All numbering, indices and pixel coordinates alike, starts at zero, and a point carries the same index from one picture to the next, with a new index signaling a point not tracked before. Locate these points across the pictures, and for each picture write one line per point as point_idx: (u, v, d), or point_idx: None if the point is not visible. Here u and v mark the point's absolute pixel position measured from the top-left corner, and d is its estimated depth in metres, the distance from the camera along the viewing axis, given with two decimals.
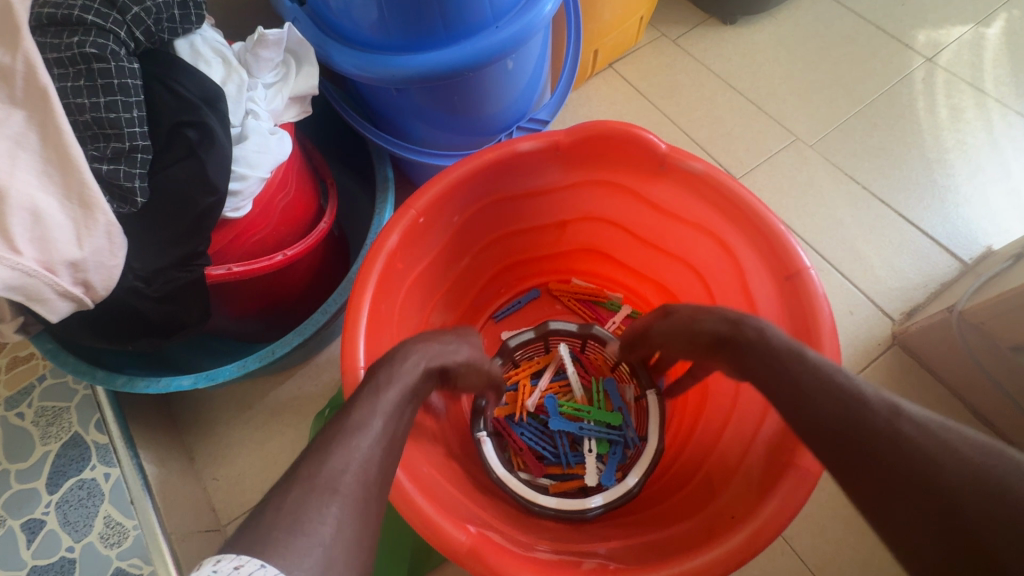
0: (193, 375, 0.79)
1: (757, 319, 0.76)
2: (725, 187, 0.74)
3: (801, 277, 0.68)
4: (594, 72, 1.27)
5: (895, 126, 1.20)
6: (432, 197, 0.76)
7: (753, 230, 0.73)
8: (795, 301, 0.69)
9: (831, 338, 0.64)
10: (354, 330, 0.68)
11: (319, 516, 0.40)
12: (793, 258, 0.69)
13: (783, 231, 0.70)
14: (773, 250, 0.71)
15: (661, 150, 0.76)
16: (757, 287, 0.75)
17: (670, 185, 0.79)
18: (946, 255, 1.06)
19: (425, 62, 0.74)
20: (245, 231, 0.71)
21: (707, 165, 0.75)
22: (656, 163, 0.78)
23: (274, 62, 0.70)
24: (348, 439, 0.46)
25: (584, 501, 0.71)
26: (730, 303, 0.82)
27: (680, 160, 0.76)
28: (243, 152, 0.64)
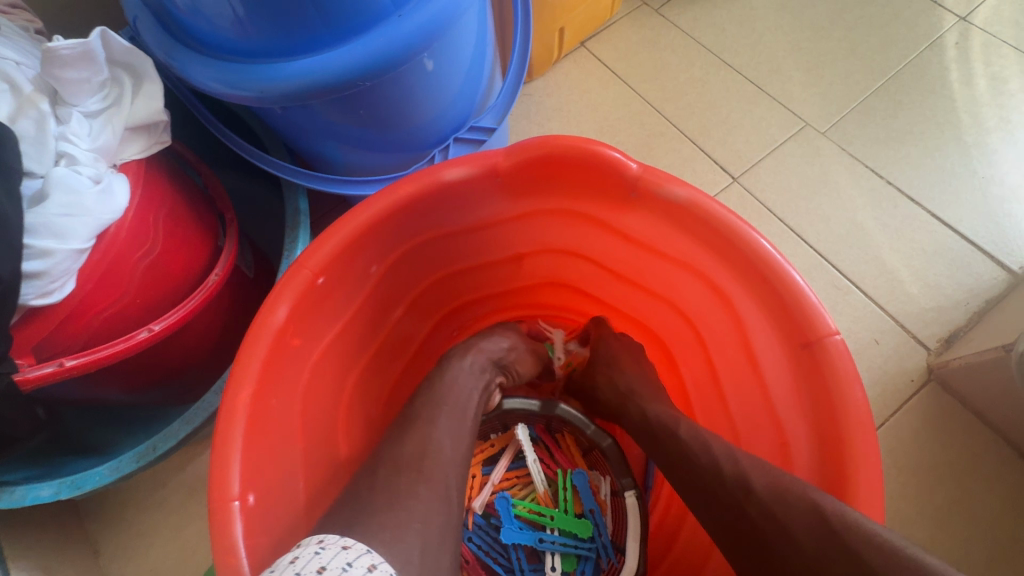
0: (55, 483, 0.63)
1: (763, 386, 0.61)
2: (725, 222, 0.56)
3: (823, 345, 0.53)
4: (561, 54, 1.06)
5: (924, 103, 1.00)
6: (335, 249, 0.56)
7: (757, 278, 0.56)
8: (814, 374, 0.54)
9: (863, 428, 0.50)
10: (228, 446, 0.50)
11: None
12: (814, 322, 0.53)
13: (797, 281, 0.54)
14: (791, 310, 0.54)
15: (633, 172, 0.58)
16: (762, 347, 0.59)
17: (648, 216, 0.62)
18: (990, 264, 0.87)
19: (308, 71, 0.55)
20: (82, 311, 0.54)
21: (693, 192, 0.57)
22: (627, 189, 0.60)
23: (93, 82, 0.51)
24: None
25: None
26: (728, 360, 0.65)
27: (657, 184, 0.58)
28: (42, 218, 0.46)
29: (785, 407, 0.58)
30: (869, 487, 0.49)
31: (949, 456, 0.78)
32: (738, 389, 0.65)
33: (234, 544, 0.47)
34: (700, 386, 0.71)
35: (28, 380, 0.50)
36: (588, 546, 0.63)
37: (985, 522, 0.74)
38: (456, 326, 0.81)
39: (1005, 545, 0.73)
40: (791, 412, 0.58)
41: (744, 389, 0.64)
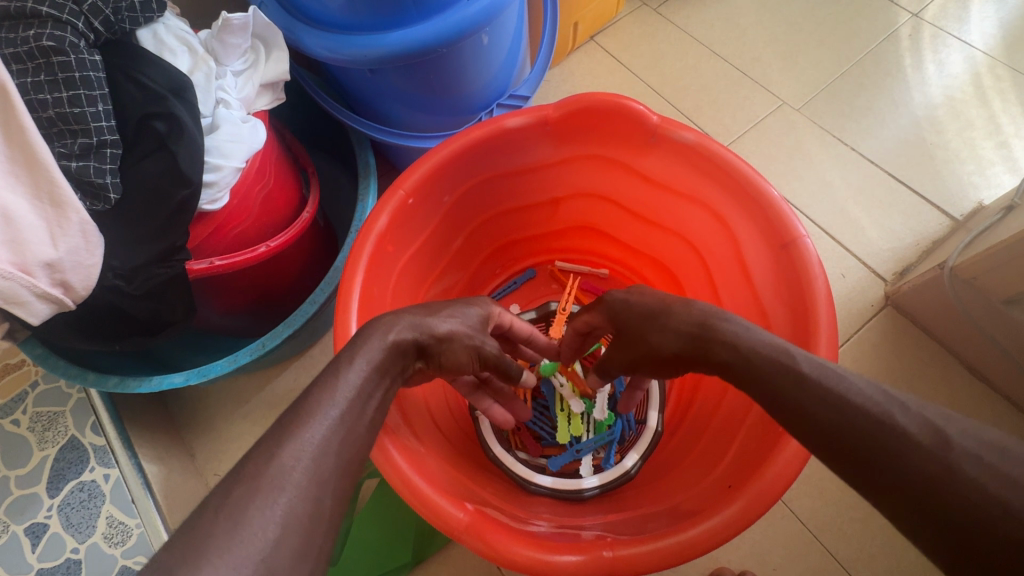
0: (184, 372, 0.79)
1: (754, 293, 0.75)
2: (716, 154, 0.73)
3: (796, 245, 0.67)
4: (575, 46, 1.25)
5: (882, 84, 1.19)
6: (420, 177, 0.75)
7: (747, 201, 0.72)
8: (790, 271, 0.68)
9: (827, 306, 0.64)
10: (347, 313, 0.68)
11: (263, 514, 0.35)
12: (788, 228, 0.68)
13: (778, 199, 0.69)
14: (770, 220, 0.70)
15: (651, 121, 0.75)
16: (753, 259, 0.74)
17: (661, 157, 0.79)
18: (937, 213, 1.05)
19: (398, 41, 0.72)
20: (226, 223, 0.70)
21: (699, 135, 0.74)
22: (647, 135, 0.77)
23: (242, 48, 0.68)
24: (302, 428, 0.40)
25: (579, 482, 0.72)
26: (725, 275, 0.80)
27: (670, 130, 0.75)
28: (215, 142, 0.63)
29: (770, 306, 0.72)
30: (827, 348, 0.62)
31: (902, 364, 0.95)
32: (735, 302, 0.80)
33: None
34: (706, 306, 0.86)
35: (195, 270, 0.67)
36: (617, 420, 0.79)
37: None
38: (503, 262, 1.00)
39: None
40: (773, 309, 0.72)
41: (740, 300, 0.79)
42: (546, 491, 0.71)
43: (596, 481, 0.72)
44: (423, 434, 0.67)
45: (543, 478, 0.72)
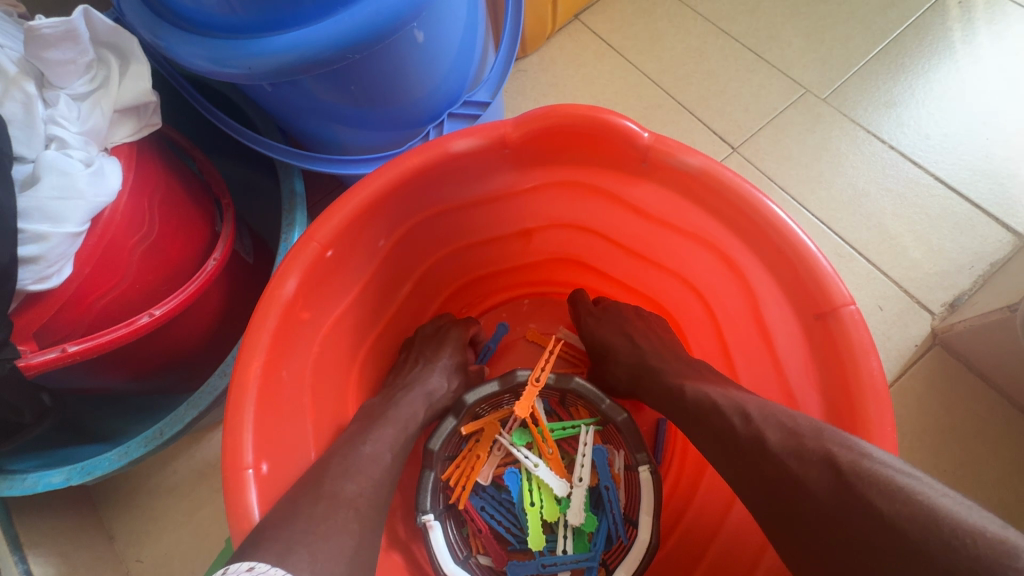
0: (66, 469, 0.64)
1: (778, 366, 0.60)
2: (731, 187, 0.56)
3: (837, 316, 0.53)
4: (556, 28, 1.05)
5: (926, 65, 0.98)
6: (341, 223, 0.57)
7: (770, 249, 0.56)
8: (829, 346, 0.54)
9: (879, 401, 0.50)
10: (241, 415, 0.52)
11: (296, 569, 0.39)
12: (831, 293, 0.53)
13: (810, 249, 0.54)
14: (805, 281, 0.55)
15: (643, 142, 0.58)
16: (776, 321, 0.59)
17: (658, 186, 0.61)
18: (995, 226, 0.87)
19: (296, 45, 0.53)
20: (80, 297, 0.54)
21: (705, 160, 0.57)
22: (639, 159, 0.60)
23: (81, 64, 0.50)
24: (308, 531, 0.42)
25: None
26: (740, 336, 0.65)
27: (670, 154, 0.58)
28: (35, 202, 0.46)
29: (798, 381, 0.58)
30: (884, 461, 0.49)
31: (955, 419, 0.78)
32: (750, 365, 0.64)
33: (247, 510, 0.49)
34: (712, 363, 0.70)
35: (31, 365, 0.51)
36: (601, 522, 0.66)
37: (991, 484, 0.75)
38: (467, 303, 0.82)
39: (1012, 507, 0.74)
40: (804, 391, 0.57)
41: (758, 366, 0.63)
42: None
43: None
44: None
45: None
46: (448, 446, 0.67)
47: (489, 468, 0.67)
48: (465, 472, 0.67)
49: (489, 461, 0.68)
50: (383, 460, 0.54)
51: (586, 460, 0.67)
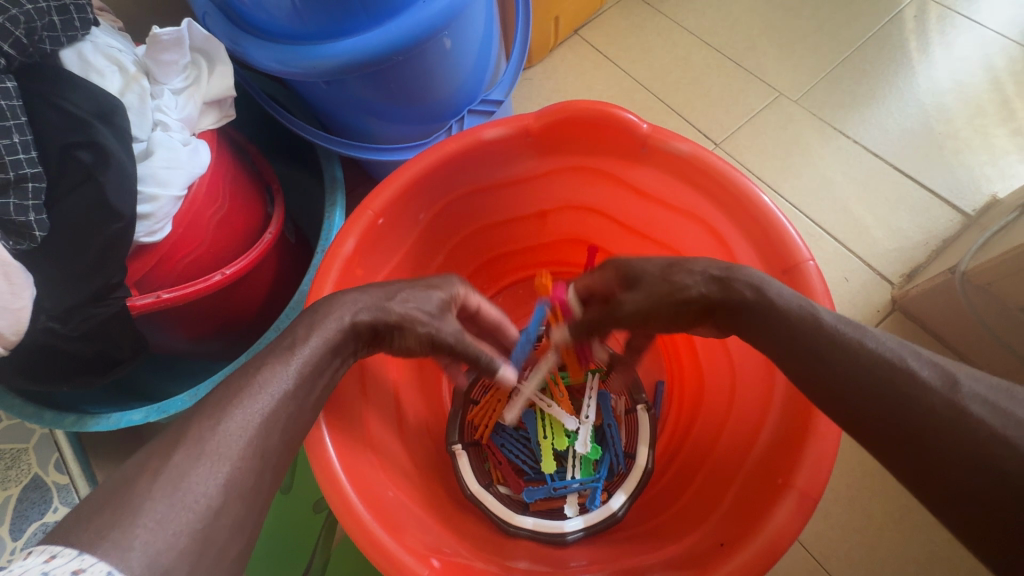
0: (144, 408, 0.75)
1: None
2: (713, 166, 0.68)
3: (801, 270, 0.62)
4: (559, 42, 1.18)
5: (886, 70, 1.11)
6: (391, 196, 0.69)
7: (747, 219, 0.67)
8: None
9: None
10: None
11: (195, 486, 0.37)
12: (793, 250, 0.63)
13: (782, 221, 0.64)
14: (772, 241, 0.65)
15: (641, 130, 0.69)
16: None
17: (654, 169, 0.73)
18: (947, 208, 0.98)
19: (351, 49, 0.65)
20: (172, 254, 0.65)
21: (694, 146, 0.68)
22: (638, 145, 0.71)
23: (179, 64, 0.64)
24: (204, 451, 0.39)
25: (561, 524, 0.68)
26: None
27: (663, 141, 0.69)
28: (149, 170, 0.59)
29: None
30: None
31: None
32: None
33: None
34: None
35: (136, 306, 0.62)
36: (605, 454, 0.75)
37: None
38: (489, 277, 0.93)
39: None
40: None
41: None
42: (528, 534, 0.67)
43: (580, 524, 0.68)
44: (389, 475, 0.63)
45: (524, 517, 0.68)
46: (474, 391, 0.80)
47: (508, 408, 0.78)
48: (487, 415, 0.78)
49: (507, 401, 0.79)
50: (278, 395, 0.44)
51: (592, 401, 0.78)
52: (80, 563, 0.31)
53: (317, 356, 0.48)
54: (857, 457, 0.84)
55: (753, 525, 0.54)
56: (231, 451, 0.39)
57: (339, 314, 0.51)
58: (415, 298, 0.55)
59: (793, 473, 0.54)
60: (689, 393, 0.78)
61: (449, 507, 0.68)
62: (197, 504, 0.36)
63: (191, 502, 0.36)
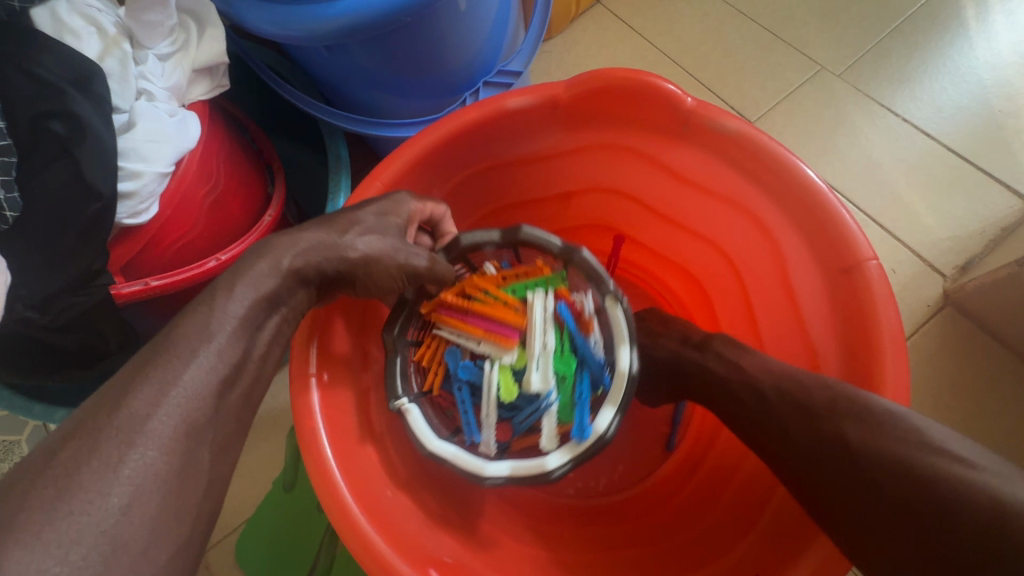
0: None
1: (802, 320, 0.64)
2: (764, 145, 0.61)
3: (862, 270, 0.56)
4: (580, 11, 1.10)
5: (940, 41, 1.01)
6: (403, 168, 0.62)
7: (800, 205, 0.60)
8: (851, 297, 0.56)
9: (895, 342, 0.53)
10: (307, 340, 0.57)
11: (104, 486, 0.31)
12: (856, 247, 0.56)
13: (842, 211, 0.58)
14: (830, 234, 0.58)
15: (685, 104, 0.62)
16: (802, 276, 0.62)
17: (694, 149, 0.66)
18: (1007, 194, 0.90)
19: (355, 8, 0.58)
20: (161, 238, 0.60)
21: (744, 124, 0.61)
22: (679, 121, 0.64)
23: (166, 26, 0.57)
24: (115, 443, 0.32)
25: (543, 461, 0.50)
26: (766, 295, 0.68)
27: (709, 116, 0.62)
28: (131, 144, 0.54)
29: (820, 334, 0.61)
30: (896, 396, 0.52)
31: (966, 376, 0.81)
32: (775, 329, 0.68)
33: (313, 411, 0.53)
34: (737, 326, 0.74)
35: (122, 293, 0.58)
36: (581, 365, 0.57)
37: (1002, 436, 0.78)
38: None
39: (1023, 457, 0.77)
40: (824, 343, 0.60)
41: (782, 324, 0.67)
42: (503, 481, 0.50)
43: (564, 457, 0.50)
44: (391, 473, 0.57)
45: (497, 465, 0.50)
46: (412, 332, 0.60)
47: (451, 341, 0.60)
48: (435, 350, 0.61)
49: (450, 331, 0.60)
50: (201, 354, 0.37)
51: (548, 321, 0.57)
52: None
53: (249, 302, 0.42)
54: None
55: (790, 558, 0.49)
56: (157, 430, 0.33)
57: (275, 257, 0.45)
58: (372, 229, 0.50)
59: None
60: None
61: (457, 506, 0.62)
62: (95, 509, 0.30)
63: (103, 501, 0.30)
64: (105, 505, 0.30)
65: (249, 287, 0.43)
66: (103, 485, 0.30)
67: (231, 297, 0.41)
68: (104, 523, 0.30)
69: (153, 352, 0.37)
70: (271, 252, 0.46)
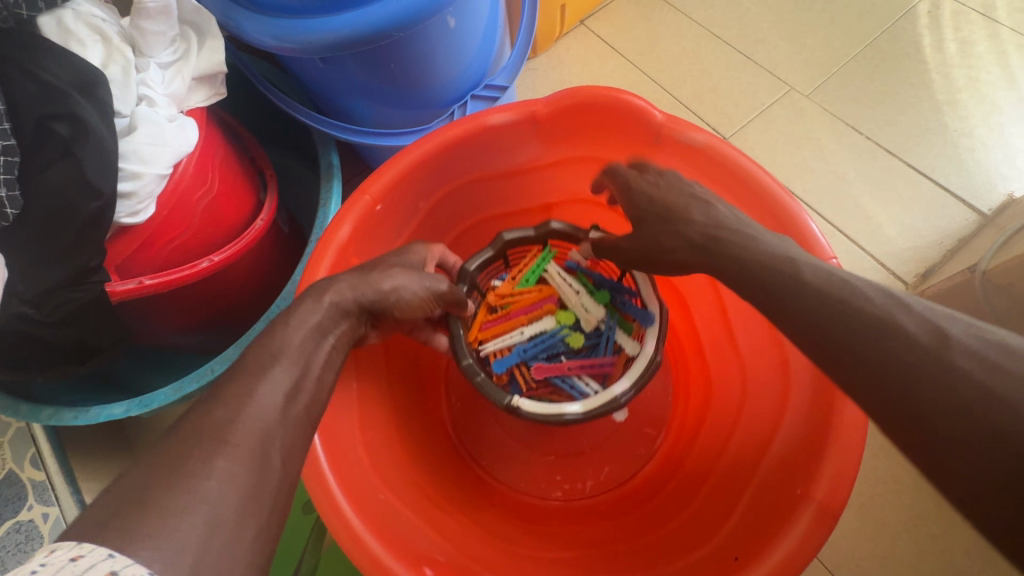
0: (126, 402, 0.71)
1: None
2: (729, 158, 0.65)
3: None
4: (564, 32, 1.15)
5: (899, 66, 1.08)
6: (390, 181, 0.65)
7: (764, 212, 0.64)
8: None
9: None
10: None
11: (205, 470, 0.33)
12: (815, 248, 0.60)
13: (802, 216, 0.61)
14: None
15: (656, 119, 0.66)
16: None
17: (667, 161, 0.70)
18: (963, 207, 0.96)
19: (350, 23, 0.61)
20: (157, 239, 0.62)
21: (710, 137, 0.65)
22: (651, 135, 0.68)
23: (168, 37, 0.60)
24: (213, 442, 0.35)
25: (608, 392, 0.61)
26: None
27: (679, 130, 0.66)
28: (132, 146, 0.56)
29: None
30: None
31: None
32: None
33: None
34: None
35: (116, 291, 0.59)
36: (611, 291, 0.71)
37: None
38: None
39: None
40: None
41: None
42: (582, 416, 0.60)
43: (625, 381, 0.61)
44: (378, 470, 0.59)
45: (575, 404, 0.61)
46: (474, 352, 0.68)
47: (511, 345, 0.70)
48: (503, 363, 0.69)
49: (502, 337, 0.70)
50: (276, 379, 0.41)
51: (564, 281, 0.71)
52: (79, 551, 0.28)
53: (301, 334, 0.47)
54: (876, 462, 0.82)
55: (768, 541, 0.51)
56: (244, 436, 0.36)
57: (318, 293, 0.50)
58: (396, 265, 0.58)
59: (813, 484, 0.51)
60: (695, 393, 0.74)
61: (441, 498, 0.64)
62: (202, 491, 0.32)
63: (204, 485, 0.32)
64: (218, 491, 0.32)
65: (301, 321, 0.48)
66: (210, 468, 0.33)
67: (286, 330, 0.46)
68: (213, 503, 0.32)
69: (229, 383, 0.40)
70: (313, 293, 0.51)
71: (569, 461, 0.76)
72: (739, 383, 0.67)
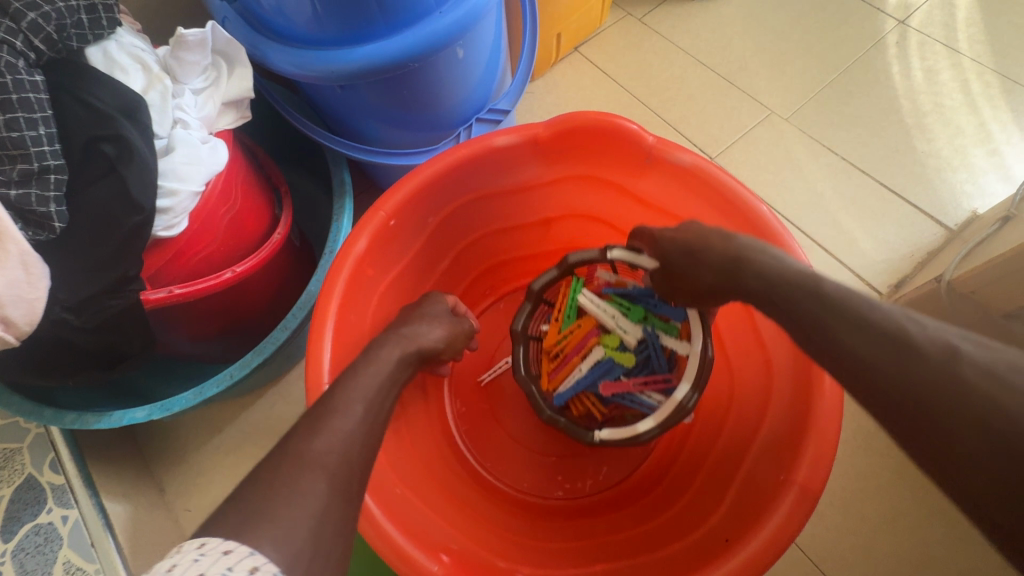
0: (148, 406, 0.74)
1: None
2: (715, 177, 0.71)
3: None
4: (559, 58, 1.22)
5: (870, 92, 1.17)
6: (404, 197, 0.71)
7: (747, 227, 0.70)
8: None
9: None
10: (319, 355, 0.63)
11: (309, 491, 0.38)
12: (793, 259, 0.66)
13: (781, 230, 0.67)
14: None
15: (648, 142, 0.72)
16: None
17: (659, 179, 0.76)
18: (931, 222, 1.03)
19: (370, 55, 0.67)
20: (185, 250, 0.66)
21: (698, 158, 0.71)
22: (644, 156, 0.74)
23: (201, 66, 0.66)
24: (314, 471, 0.40)
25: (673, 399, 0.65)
26: None
27: (670, 151, 0.72)
28: (170, 166, 0.60)
29: None
30: None
31: None
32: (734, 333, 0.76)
33: None
34: None
35: (150, 300, 0.64)
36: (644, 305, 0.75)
37: None
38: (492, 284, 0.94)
39: None
40: None
41: None
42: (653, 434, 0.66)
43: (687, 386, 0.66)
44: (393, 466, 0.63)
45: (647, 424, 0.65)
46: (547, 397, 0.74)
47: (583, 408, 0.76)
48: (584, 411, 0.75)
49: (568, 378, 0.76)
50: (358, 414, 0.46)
51: (602, 308, 0.75)
52: (204, 552, 0.33)
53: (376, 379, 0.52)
54: (856, 461, 0.87)
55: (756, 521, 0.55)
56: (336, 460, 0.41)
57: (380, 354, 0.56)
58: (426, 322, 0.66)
59: (794, 469, 0.55)
60: None
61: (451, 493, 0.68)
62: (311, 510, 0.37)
63: (311, 502, 0.38)
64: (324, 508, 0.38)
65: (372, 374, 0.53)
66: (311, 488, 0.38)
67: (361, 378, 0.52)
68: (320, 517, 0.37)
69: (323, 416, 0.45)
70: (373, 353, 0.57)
71: (569, 461, 0.81)
72: (727, 384, 0.72)
